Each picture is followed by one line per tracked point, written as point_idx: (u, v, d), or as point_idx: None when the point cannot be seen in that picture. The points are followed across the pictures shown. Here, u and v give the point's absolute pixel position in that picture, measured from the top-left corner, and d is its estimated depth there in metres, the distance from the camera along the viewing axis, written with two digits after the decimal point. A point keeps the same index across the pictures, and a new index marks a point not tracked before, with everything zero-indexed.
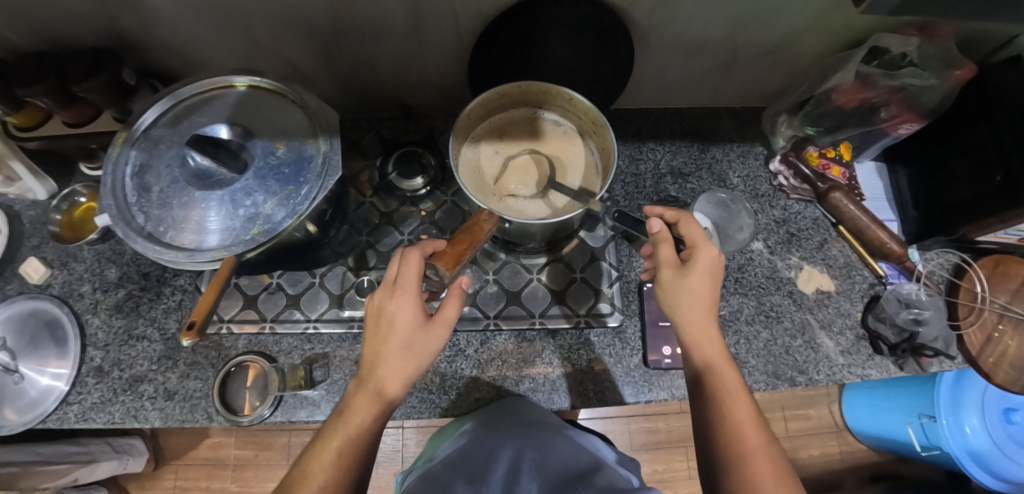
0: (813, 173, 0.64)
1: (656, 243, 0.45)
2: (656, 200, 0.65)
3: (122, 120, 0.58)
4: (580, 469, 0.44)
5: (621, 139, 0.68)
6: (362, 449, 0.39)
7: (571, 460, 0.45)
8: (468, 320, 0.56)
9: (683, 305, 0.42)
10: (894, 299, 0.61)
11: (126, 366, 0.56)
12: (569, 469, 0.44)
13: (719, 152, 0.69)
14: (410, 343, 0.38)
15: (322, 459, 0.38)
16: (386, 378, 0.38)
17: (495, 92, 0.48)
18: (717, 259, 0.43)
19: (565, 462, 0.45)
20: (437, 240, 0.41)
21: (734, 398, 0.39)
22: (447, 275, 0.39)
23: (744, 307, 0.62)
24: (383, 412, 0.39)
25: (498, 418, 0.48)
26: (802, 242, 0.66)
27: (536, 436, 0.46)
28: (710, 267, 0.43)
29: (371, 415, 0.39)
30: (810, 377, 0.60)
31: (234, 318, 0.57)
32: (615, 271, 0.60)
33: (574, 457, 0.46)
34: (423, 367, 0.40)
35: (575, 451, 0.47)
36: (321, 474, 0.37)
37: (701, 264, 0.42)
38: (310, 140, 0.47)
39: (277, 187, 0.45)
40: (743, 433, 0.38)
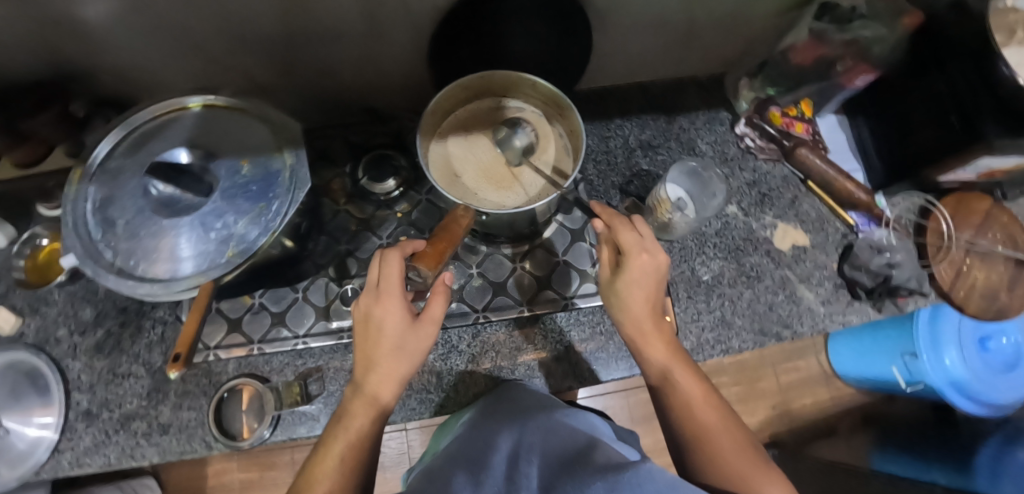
0: (778, 132, 0.66)
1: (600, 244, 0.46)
2: (630, 176, 0.66)
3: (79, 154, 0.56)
4: (578, 443, 0.40)
5: (589, 119, 0.69)
6: (367, 450, 0.39)
7: (568, 437, 0.42)
8: (458, 316, 0.57)
9: (621, 305, 0.43)
10: (866, 247, 0.64)
11: (115, 405, 0.55)
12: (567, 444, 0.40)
13: (686, 122, 0.70)
14: (401, 343, 0.38)
15: (325, 468, 0.37)
16: (384, 381, 0.39)
17: (458, 84, 0.49)
18: (653, 262, 0.42)
19: (563, 439, 0.42)
20: (417, 240, 0.40)
21: (685, 383, 0.42)
22: (430, 275, 0.39)
23: (725, 270, 0.64)
24: (382, 413, 0.40)
25: (500, 413, 0.47)
26: (774, 201, 0.68)
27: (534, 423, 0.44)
28: (644, 270, 0.42)
29: (372, 416, 0.40)
30: (795, 330, 0.62)
31: (221, 343, 0.56)
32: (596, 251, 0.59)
33: (569, 439, 0.41)
34: (417, 366, 0.40)
35: (573, 428, 0.44)
36: (326, 480, 0.37)
37: (633, 270, 0.42)
38: (274, 155, 0.45)
39: (247, 205, 0.43)
40: (699, 415, 0.40)
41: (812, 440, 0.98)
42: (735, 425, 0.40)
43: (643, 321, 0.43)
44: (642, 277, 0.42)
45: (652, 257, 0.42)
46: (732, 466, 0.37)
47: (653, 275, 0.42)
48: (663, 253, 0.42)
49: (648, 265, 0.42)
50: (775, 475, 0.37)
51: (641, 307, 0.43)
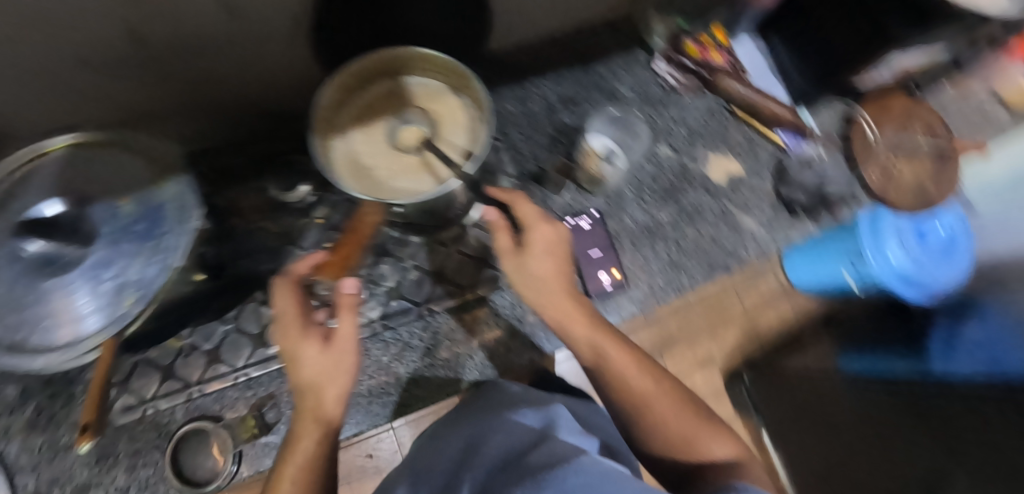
0: (695, 64, 0.64)
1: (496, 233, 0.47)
2: (553, 133, 0.64)
3: None
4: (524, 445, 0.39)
5: (504, 85, 0.65)
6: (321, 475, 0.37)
7: (518, 438, 0.41)
8: (400, 313, 0.55)
9: (533, 287, 0.45)
10: (794, 164, 0.65)
11: (66, 479, 0.52)
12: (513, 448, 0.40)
13: (603, 68, 0.68)
14: (322, 356, 0.37)
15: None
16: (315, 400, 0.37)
17: (346, 73, 0.45)
18: (553, 235, 0.45)
19: (510, 443, 0.41)
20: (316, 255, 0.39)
21: (615, 357, 0.43)
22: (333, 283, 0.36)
23: (666, 214, 0.63)
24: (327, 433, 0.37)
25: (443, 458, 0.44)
26: (703, 134, 0.67)
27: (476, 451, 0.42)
28: (550, 246, 0.45)
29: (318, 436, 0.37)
30: (741, 258, 0.63)
31: (157, 394, 0.52)
32: None
33: (519, 439, 0.40)
34: (349, 377, 0.38)
35: (521, 426, 0.43)
36: None
37: (539, 248, 0.44)
38: (156, 186, 0.41)
39: (139, 247, 0.39)
40: (633, 384, 0.42)
41: None
42: (664, 384, 0.44)
43: (559, 296, 0.45)
44: (547, 252, 0.45)
45: (551, 234, 0.45)
46: (670, 421, 0.41)
47: (558, 248, 0.45)
48: (560, 227, 0.46)
49: (551, 243, 0.45)
50: (707, 422, 0.43)
51: (557, 282, 0.45)
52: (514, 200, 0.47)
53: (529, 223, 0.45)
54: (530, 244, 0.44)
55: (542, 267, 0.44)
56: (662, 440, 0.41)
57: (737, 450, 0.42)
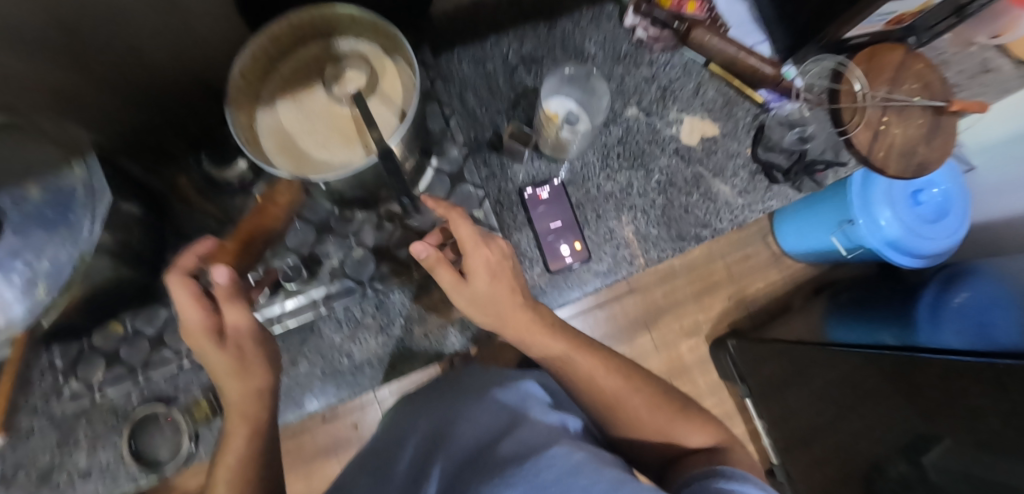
0: (669, 14, 0.58)
1: (432, 267, 0.44)
2: (515, 97, 0.60)
3: None
4: (498, 427, 0.48)
5: (460, 44, 0.59)
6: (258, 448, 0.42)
7: (490, 419, 0.50)
8: (344, 292, 0.52)
9: (484, 311, 0.47)
10: (777, 124, 0.61)
11: (28, 464, 0.51)
12: (489, 430, 0.48)
13: (569, 24, 0.62)
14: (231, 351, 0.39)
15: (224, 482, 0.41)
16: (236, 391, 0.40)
17: (264, 37, 0.40)
18: (489, 258, 0.45)
19: (478, 429, 0.49)
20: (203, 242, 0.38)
21: (587, 370, 0.52)
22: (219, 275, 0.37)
23: (634, 181, 0.59)
24: (253, 417, 0.42)
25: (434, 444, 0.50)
26: (677, 94, 0.62)
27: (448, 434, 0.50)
28: (493, 273, 0.45)
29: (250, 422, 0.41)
30: (714, 228, 0.59)
31: (103, 379, 0.51)
32: (480, 189, 0.54)
33: (491, 423, 0.49)
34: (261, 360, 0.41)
35: (496, 407, 0.52)
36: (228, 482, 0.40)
37: (478, 277, 0.45)
38: (66, 170, 0.38)
39: (45, 236, 0.37)
40: (601, 382, 0.52)
41: (769, 320, 1.03)
42: (624, 385, 0.53)
43: (513, 315, 0.47)
44: (490, 277, 0.45)
45: (495, 264, 0.45)
46: (645, 421, 0.52)
47: (501, 271, 0.46)
48: (495, 246, 0.46)
49: (492, 265, 0.45)
50: (688, 424, 0.53)
51: (505, 306, 0.47)
52: (458, 218, 0.45)
53: (467, 249, 0.44)
54: (472, 272, 0.45)
55: (488, 290, 0.45)
56: (644, 441, 0.53)
57: (718, 436, 0.54)
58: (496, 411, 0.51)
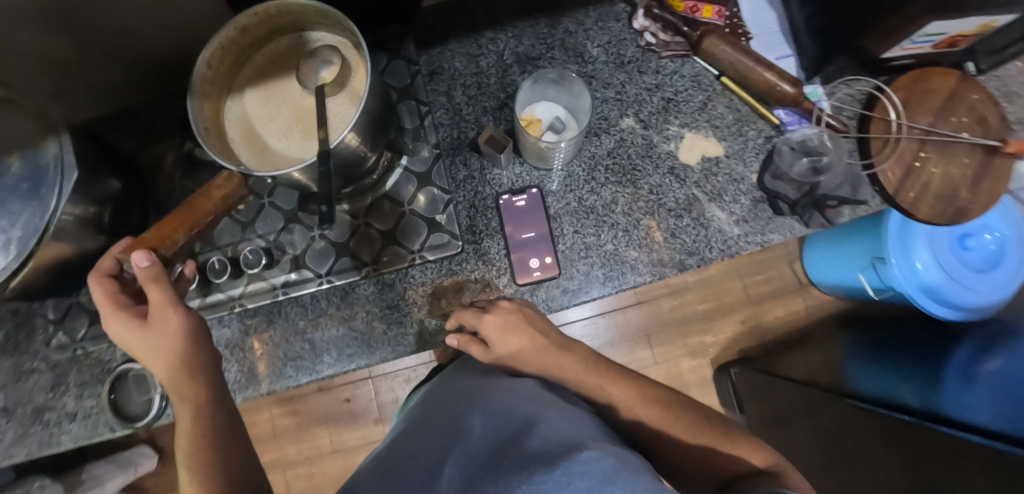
0: (679, 19, 0.56)
1: (467, 345, 0.47)
2: (504, 97, 0.56)
3: None
4: (510, 434, 0.30)
5: (453, 38, 0.57)
6: (216, 436, 0.38)
7: (504, 427, 0.31)
8: (301, 284, 0.53)
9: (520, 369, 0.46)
10: (787, 150, 0.54)
11: (27, 401, 0.57)
12: (499, 438, 0.29)
13: (572, 23, 0.58)
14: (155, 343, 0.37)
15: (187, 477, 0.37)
16: (165, 374, 0.38)
17: (232, 28, 0.41)
18: (500, 321, 0.45)
19: (493, 422, 0.32)
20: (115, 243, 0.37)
21: (618, 398, 0.43)
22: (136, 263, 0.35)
23: (619, 198, 0.55)
24: (198, 398, 0.39)
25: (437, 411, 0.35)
26: (681, 106, 0.57)
27: (468, 407, 0.34)
28: (505, 332, 0.45)
29: (193, 406, 0.39)
30: (702, 257, 0.55)
31: (85, 337, 0.57)
32: (446, 194, 0.53)
33: (504, 414, 0.32)
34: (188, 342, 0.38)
35: (512, 407, 0.34)
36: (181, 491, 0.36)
37: (496, 344, 0.45)
38: (43, 146, 0.42)
39: (18, 206, 0.40)
40: (639, 413, 0.42)
41: None
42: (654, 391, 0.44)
43: (549, 361, 0.45)
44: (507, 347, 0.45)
45: (504, 327, 0.45)
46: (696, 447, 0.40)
47: (515, 327, 0.45)
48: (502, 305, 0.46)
49: (505, 326, 0.45)
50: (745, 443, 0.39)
51: (534, 362, 0.45)
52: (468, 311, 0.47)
53: (476, 324, 0.45)
54: (488, 340, 0.45)
55: (511, 351, 0.45)
56: (691, 468, 0.40)
57: (768, 458, 0.38)
58: (520, 401, 0.35)
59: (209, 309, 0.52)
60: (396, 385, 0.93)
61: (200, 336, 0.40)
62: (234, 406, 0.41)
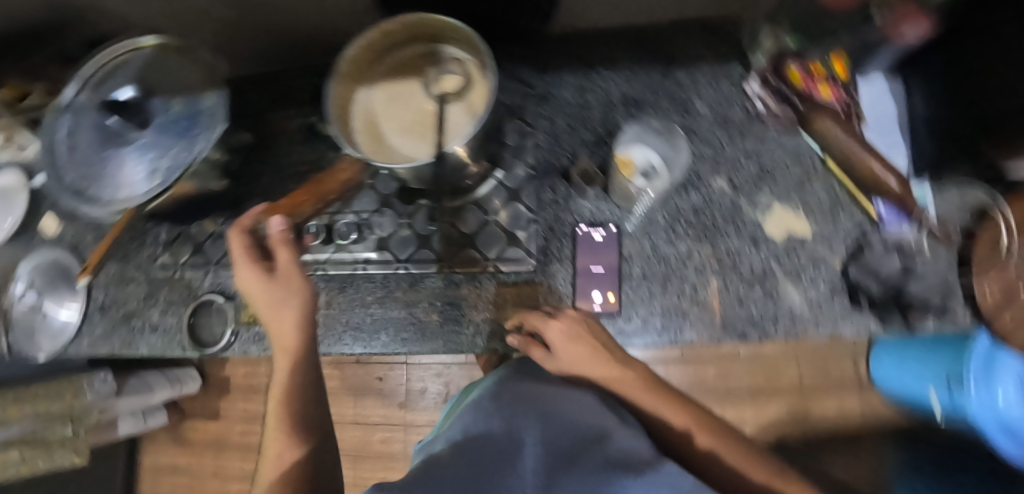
0: (794, 93, 0.53)
1: (529, 349, 0.51)
2: (602, 134, 0.59)
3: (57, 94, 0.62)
4: (584, 444, 0.35)
5: (567, 69, 0.60)
6: (308, 403, 0.39)
7: (578, 435, 0.36)
8: (381, 264, 0.57)
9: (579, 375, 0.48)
10: (880, 245, 0.54)
11: (121, 303, 0.66)
12: (575, 444, 0.35)
13: (684, 76, 0.59)
14: (272, 301, 0.39)
15: (269, 443, 0.37)
16: (276, 326, 0.39)
17: (376, 31, 0.46)
18: (564, 326, 0.48)
19: (569, 429, 0.37)
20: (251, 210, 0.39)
21: (671, 413, 0.46)
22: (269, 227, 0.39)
23: (694, 253, 0.56)
24: (297, 366, 0.39)
25: (506, 399, 0.41)
26: (776, 178, 0.56)
27: (548, 406, 0.40)
28: (567, 335, 0.48)
29: (292, 359, 0.39)
30: (764, 331, 0.54)
31: (186, 261, 0.63)
32: (532, 213, 0.57)
33: (573, 420, 0.38)
34: (305, 308, 0.39)
35: (585, 417, 0.39)
36: (276, 443, 0.37)
37: (558, 345, 0.48)
38: (204, 94, 0.48)
39: (172, 139, 0.46)
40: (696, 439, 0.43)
41: (833, 454, 0.86)
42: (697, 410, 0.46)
43: (608, 372, 0.47)
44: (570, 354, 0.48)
45: (562, 332, 0.48)
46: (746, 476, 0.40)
47: (579, 335, 0.48)
48: (570, 313, 0.49)
49: (570, 332, 0.48)
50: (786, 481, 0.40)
51: (595, 371, 0.47)
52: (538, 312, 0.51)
53: (542, 327, 0.49)
54: (552, 343, 0.48)
55: (571, 357, 0.48)
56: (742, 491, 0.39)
57: None
58: (592, 412, 0.40)
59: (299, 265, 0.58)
60: (426, 375, 1.01)
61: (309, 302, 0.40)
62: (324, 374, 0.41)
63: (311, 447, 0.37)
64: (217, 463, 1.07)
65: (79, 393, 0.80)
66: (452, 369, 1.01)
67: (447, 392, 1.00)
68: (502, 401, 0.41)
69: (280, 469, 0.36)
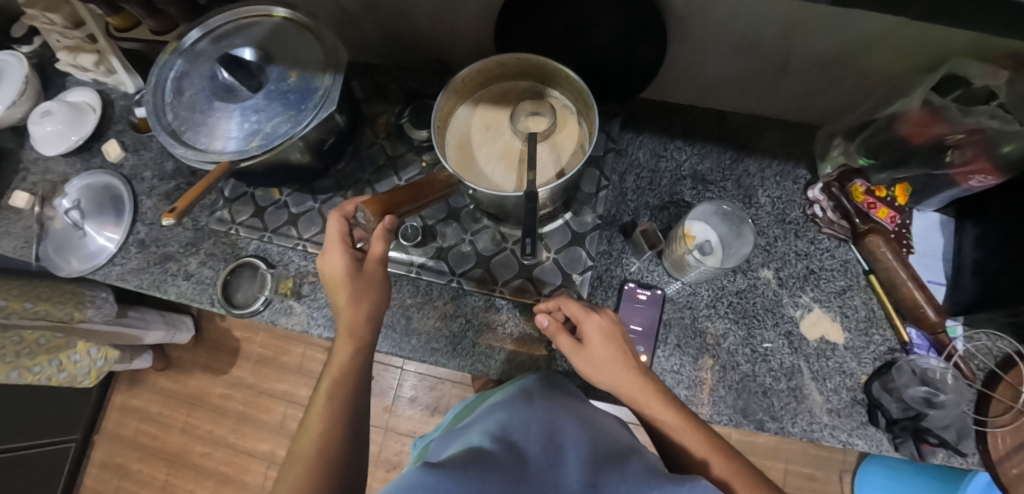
0: (855, 208, 0.58)
1: (554, 334, 0.49)
2: (666, 201, 0.62)
3: (161, 33, 0.64)
4: (625, 453, 0.38)
5: (647, 132, 0.64)
6: (355, 386, 0.44)
7: (617, 447, 0.40)
8: (435, 272, 0.58)
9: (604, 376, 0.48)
10: (909, 370, 0.53)
11: (162, 244, 0.66)
12: (615, 450, 0.39)
13: (753, 166, 0.63)
14: (355, 287, 0.44)
15: (315, 416, 0.42)
16: (348, 308, 0.44)
17: (493, 59, 0.48)
18: (604, 322, 0.48)
19: (605, 439, 0.40)
20: (357, 199, 0.44)
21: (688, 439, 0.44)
22: (372, 220, 0.42)
23: (730, 335, 0.58)
24: (362, 349, 0.46)
25: (539, 395, 0.44)
26: (821, 282, 0.59)
27: (586, 412, 0.43)
28: (601, 331, 0.48)
29: (357, 344, 0.45)
30: (782, 426, 0.55)
31: (243, 222, 0.62)
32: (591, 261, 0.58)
33: (607, 437, 0.41)
34: (378, 302, 0.46)
35: (617, 433, 0.43)
36: (320, 418, 0.41)
37: (591, 336, 0.48)
38: (319, 74, 0.49)
39: (281, 109, 0.48)
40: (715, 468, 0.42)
41: None
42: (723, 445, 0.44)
43: (633, 379, 0.46)
44: (603, 350, 0.47)
45: (597, 326, 0.48)
46: None
47: (611, 335, 0.48)
48: (605, 313, 0.49)
49: (605, 330, 0.48)
50: None
51: (613, 377, 0.47)
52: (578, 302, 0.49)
53: (582, 318, 0.48)
54: (587, 336, 0.48)
55: (604, 357, 0.47)
56: None
57: None
58: (622, 431, 0.44)
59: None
60: (418, 385, 1.13)
61: (382, 291, 0.46)
62: (372, 362, 0.47)
63: (350, 432, 0.41)
64: (188, 420, 1.13)
65: (81, 307, 0.75)
66: (446, 384, 1.13)
67: (432, 402, 1.13)
68: (532, 396, 0.44)
69: (322, 442, 0.40)
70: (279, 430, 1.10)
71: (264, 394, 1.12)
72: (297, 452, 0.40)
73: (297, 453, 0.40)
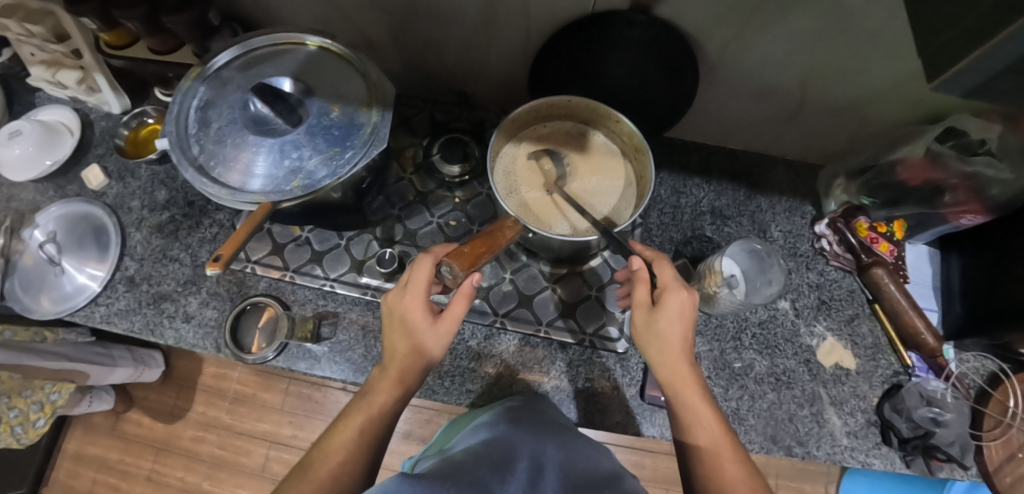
0: (859, 243, 0.61)
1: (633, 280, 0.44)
2: (689, 236, 0.64)
3: (162, 52, 0.59)
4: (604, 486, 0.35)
5: (667, 169, 0.67)
6: (382, 430, 0.42)
7: (597, 480, 0.36)
8: (477, 313, 0.57)
9: (654, 348, 0.43)
10: (916, 392, 0.57)
11: (155, 282, 0.60)
12: (594, 484, 0.35)
13: (764, 202, 0.67)
14: (422, 339, 0.42)
15: (336, 443, 0.41)
16: (406, 355, 0.42)
17: (543, 101, 0.49)
18: (689, 301, 0.42)
19: (587, 466, 0.38)
20: (448, 248, 0.43)
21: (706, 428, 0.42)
22: (460, 275, 0.39)
23: (756, 364, 0.60)
24: (405, 396, 0.43)
25: (526, 418, 0.42)
26: (833, 311, 0.63)
27: (567, 438, 0.41)
28: (680, 307, 0.42)
29: (400, 392, 0.43)
30: (809, 450, 0.58)
31: (260, 260, 0.58)
32: None
33: (590, 461, 0.39)
34: (435, 359, 0.43)
35: (595, 459, 0.39)
36: (341, 450, 0.41)
37: (670, 306, 0.42)
38: (363, 109, 0.47)
39: (324, 146, 0.45)
40: (722, 466, 0.41)
41: None
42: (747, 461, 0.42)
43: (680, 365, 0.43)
44: (663, 338, 0.42)
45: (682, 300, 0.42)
46: None
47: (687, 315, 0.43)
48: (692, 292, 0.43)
49: (685, 306, 0.42)
50: None
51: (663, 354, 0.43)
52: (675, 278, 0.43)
53: (670, 285, 0.43)
54: (666, 307, 0.42)
55: (673, 332, 0.42)
56: None
57: None
58: (603, 456, 0.41)
59: (381, 293, 0.57)
60: (414, 419, 1.08)
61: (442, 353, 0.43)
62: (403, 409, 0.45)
63: (364, 470, 0.41)
64: (153, 468, 1.01)
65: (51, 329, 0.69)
66: (442, 416, 1.08)
67: (428, 436, 1.07)
68: (519, 418, 0.42)
69: (337, 472, 0.40)
70: (260, 473, 1.01)
71: (242, 436, 1.02)
72: (310, 470, 0.40)
73: (311, 474, 0.39)
